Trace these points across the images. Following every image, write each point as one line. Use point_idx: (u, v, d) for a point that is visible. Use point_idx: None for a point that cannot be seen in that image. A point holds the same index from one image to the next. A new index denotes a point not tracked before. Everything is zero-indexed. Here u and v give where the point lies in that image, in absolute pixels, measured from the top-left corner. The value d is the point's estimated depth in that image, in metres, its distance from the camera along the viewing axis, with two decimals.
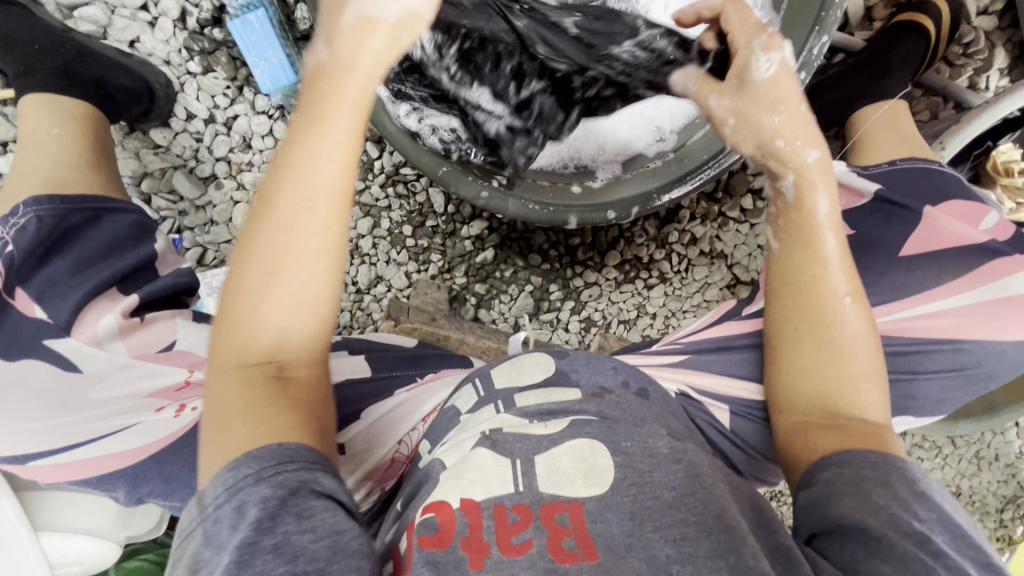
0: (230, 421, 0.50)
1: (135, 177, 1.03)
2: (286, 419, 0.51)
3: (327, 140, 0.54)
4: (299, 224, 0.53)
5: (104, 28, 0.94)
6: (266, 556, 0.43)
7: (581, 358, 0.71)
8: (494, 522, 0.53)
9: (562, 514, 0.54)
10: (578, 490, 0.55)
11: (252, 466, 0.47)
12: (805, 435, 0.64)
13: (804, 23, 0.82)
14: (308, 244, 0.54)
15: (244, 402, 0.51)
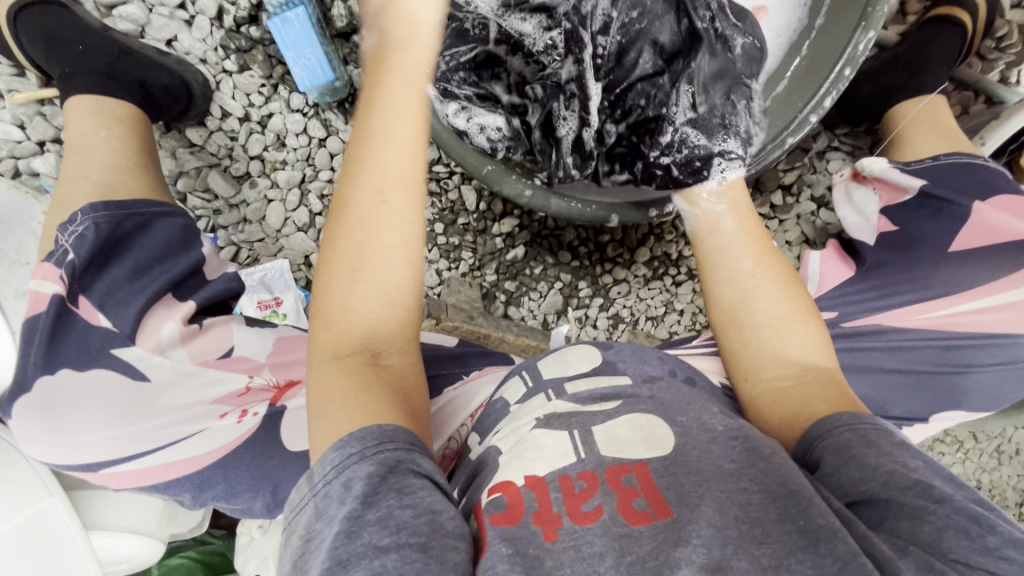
0: (332, 404, 0.55)
1: (172, 176, 1.03)
2: (383, 404, 0.55)
3: (394, 120, 0.65)
4: (374, 216, 0.62)
5: (142, 27, 0.94)
6: (371, 525, 0.46)
7: (625, 350, 0.75)
8: (562, 494, 0.55)
9: (627, 475, 0.56)
10: (639, 454, 0.57)
11: (358, 444, 0.51)
12: (772, 396, 0.66)
13: (852, 18, 0.82)
14: (386, 234, 0.62)
15: (343, 386, 0.56)
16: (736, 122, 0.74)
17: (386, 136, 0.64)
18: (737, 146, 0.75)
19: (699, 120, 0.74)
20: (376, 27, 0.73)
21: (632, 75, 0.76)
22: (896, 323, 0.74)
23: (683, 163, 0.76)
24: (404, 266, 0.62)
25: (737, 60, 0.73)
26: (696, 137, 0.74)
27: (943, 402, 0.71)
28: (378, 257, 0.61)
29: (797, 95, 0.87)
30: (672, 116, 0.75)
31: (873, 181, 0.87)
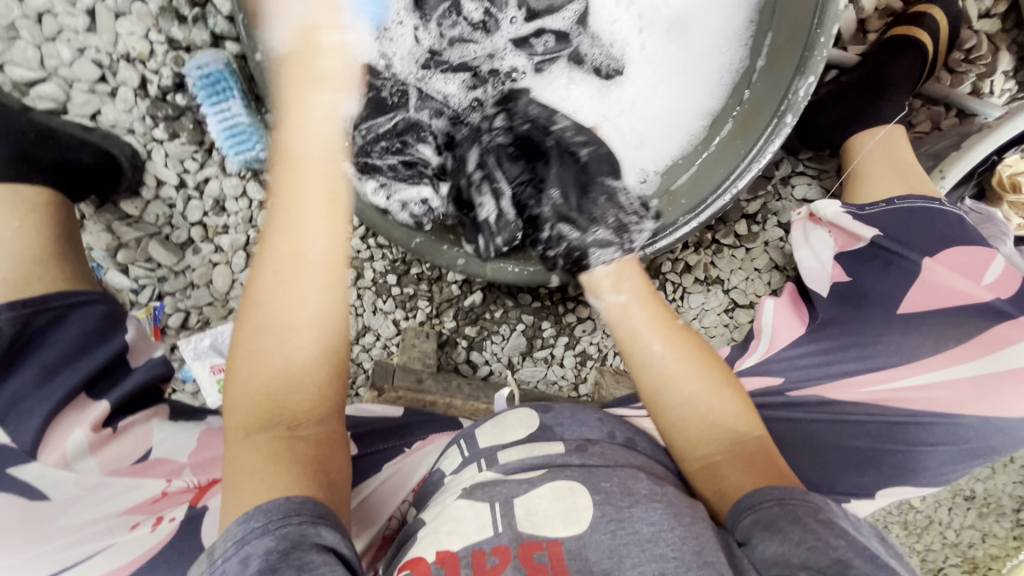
0: (240, 474, 0.54)
1: (110, 249, 1.01)
2: (288, 480, 0.53)
3: (305, 208, 0.62)
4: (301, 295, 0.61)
5: (63, 104, 0.91)
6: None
7: (566, 413, 0.73)
8: (473, 568, 0.56)
9: (541, 552, 0.57)
10: (557, 530, 0.58)
11: (262, 518, 0.49)
12: (708, 475, 0.65)
13: (789, 62, 0.77)
14: (307, 297, 0.61)
15: (248, 465, 0.55)
16: (604, 214, 0.75)
17: (299, 236, 0.61)
18: (611, 235, 0.74)
19: (568, 219, 0.74)
20: None
21: (517, 174, 0.78)
22: (839, 396, 0.71)
23: (566, 256, 0.74)
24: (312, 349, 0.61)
25: (586, 164, 0.78)
26: (570, 232, 0.74)
27: (890, 477, 0.68)
28: (274, 317, 0.61)
29: (741, 140, 0.83)
30: (545, 214, 0.75)
31: (828, 223, 0.83)
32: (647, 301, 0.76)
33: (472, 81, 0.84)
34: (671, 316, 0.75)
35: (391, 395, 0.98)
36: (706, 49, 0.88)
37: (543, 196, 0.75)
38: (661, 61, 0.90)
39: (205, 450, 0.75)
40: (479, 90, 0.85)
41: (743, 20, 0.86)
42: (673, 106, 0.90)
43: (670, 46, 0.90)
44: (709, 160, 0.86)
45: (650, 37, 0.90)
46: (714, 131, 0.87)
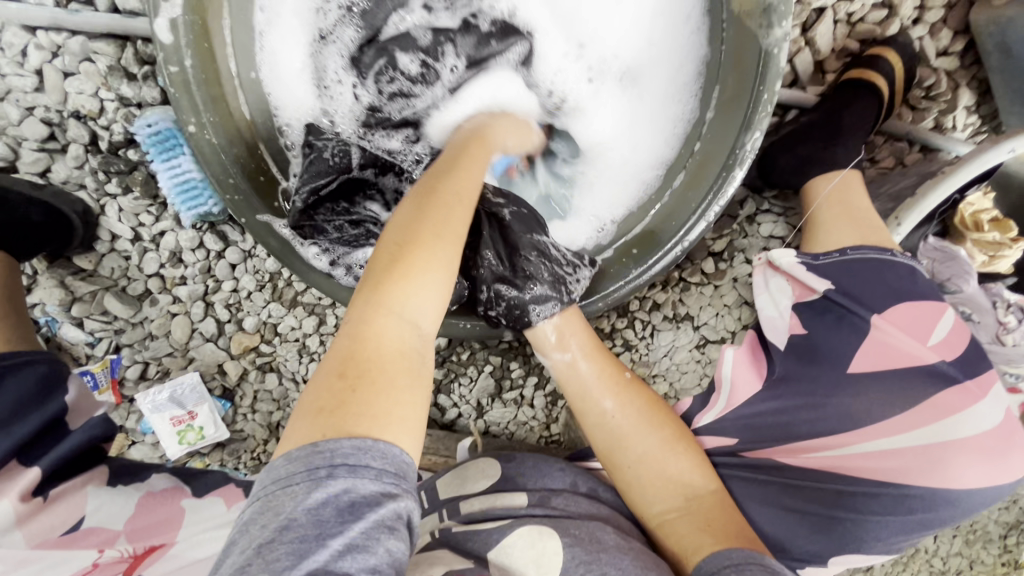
0: (319, 414, 0.50)
1: (64, 303, 0.99)
2: (397, 420, 0.52)
3: (471, 181, 0.68)
4: (438, 236, 0.60)
5: (13, 162, 0.91)
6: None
7: (527, 462, 0.87)
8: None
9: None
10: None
11: (356, 458, 0.48)
12: (668, 529, 0.69)
13: (735, 118, 0.77)
14: (437, 259, 0.59)
15: (343, 398, 0.51)
16: (538, 272, 0.75)
17: (469, 183, 0.67)
18: (548, 289, 0.76)
19: (502, 279, 0.75)
20: (220, 178, 0.72)
21: None
22: (786, 459, 0.73)
23: (505, 314, 0.76)
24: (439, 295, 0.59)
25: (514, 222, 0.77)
26: (507, 292, 0.75)
27: (844, 547, 0.66)
28: (435, 270, 0.59)
29: (692, 192, 0.83)
30: (483, 275, 0.75)
31: (784, 272, 0.82)
32: (594, 354, 0.79)
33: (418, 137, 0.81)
34: (620, 370, 0.80)
35: None
36: (660, 96, 0.88)
37: (480, 259, 0.75)
38: (611, 109, 0.90)
39: (145, 516, 0.75)
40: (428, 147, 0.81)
41: (692, 71, 0.85)
42: (622, 158, 0.91)
43: (621, 95, 0.90)
44: (656, 216, 0.88)
45: (603, 86, 0.89)
46: (668, 180, 0.88)
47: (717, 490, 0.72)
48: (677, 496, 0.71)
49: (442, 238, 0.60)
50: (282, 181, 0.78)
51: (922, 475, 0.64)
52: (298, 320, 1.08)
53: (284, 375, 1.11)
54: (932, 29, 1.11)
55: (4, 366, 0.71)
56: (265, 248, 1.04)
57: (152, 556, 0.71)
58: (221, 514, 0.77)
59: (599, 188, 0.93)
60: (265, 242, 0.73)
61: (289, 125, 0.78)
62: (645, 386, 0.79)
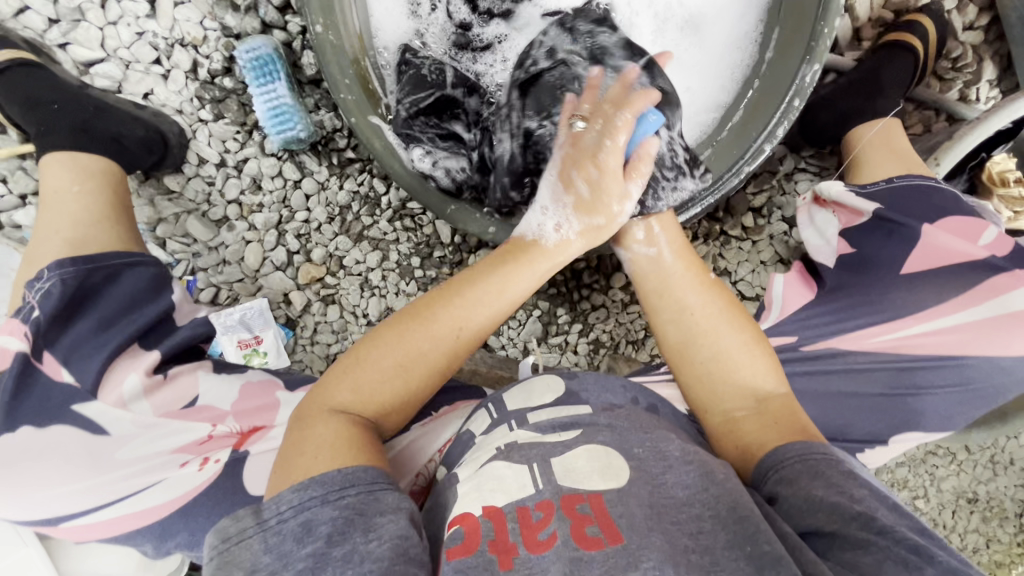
0: (337, 447, 0.57)
1: (150, 222, 1.06)
2: (371, 453, 0.58)
3: (525, 275, 0.69)
4: (462, 318, 0.66)
5: (119, 82, 0.99)
6: (336, 561, 0.49)
7: (590, 379, 0.76)
8: (518, 524, 0.56)
9: (582, 504, 0.57)
10: (595, 483, 0.59)
11: (319, 488, 0.53)
12: (731, 425, 0.68)
13: (795, 52, 0.85)
14: (447, 342, 0.66)
15: (352, 440, 0.58)
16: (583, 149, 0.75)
17: (516, 285, 0.69)
18: None
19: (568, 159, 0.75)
20: (336, 80, 0.76)
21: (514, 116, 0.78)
22: (848, 346, 0.77)
23: None
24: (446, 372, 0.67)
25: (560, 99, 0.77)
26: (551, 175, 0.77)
27: (900, 423, 0.75)
28: (448, 344, 0.66)
29: (752, 125, 0.90)
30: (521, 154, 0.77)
31: (830, 205, 0.88)
32: (677, 248, 0.79)
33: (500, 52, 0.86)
34: (703, 270, 0.78)
35: None
36: (712, 49, 0.96)
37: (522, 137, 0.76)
38: (674, 50, 0.96)
39: (247, 400, 0.71)
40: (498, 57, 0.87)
41: (753, 19, 0.94)
42: (681, 98, 0.97)
43: (682, 40, 0.97)
44: (714, 153, 0.93)
45: (662, 35, 0.96)
46: (725, 120, 0.94)
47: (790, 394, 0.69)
48: (749, 399, 0.69)
49: (508, 288, 0.69)
50: (383, 96, 0.82)
51: (971, 347, 0.74)
52: (363, 254, 1.13)
53: (345, 308, 1.14)
54: (960, 4, 1.21)
55: (119, 262, 0.71)
56: (337, 181, 1.10)
57: (255, 437, 0.67)
58: None
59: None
60: (370, 142, 0.78)
61: (386, 48, 0.86)
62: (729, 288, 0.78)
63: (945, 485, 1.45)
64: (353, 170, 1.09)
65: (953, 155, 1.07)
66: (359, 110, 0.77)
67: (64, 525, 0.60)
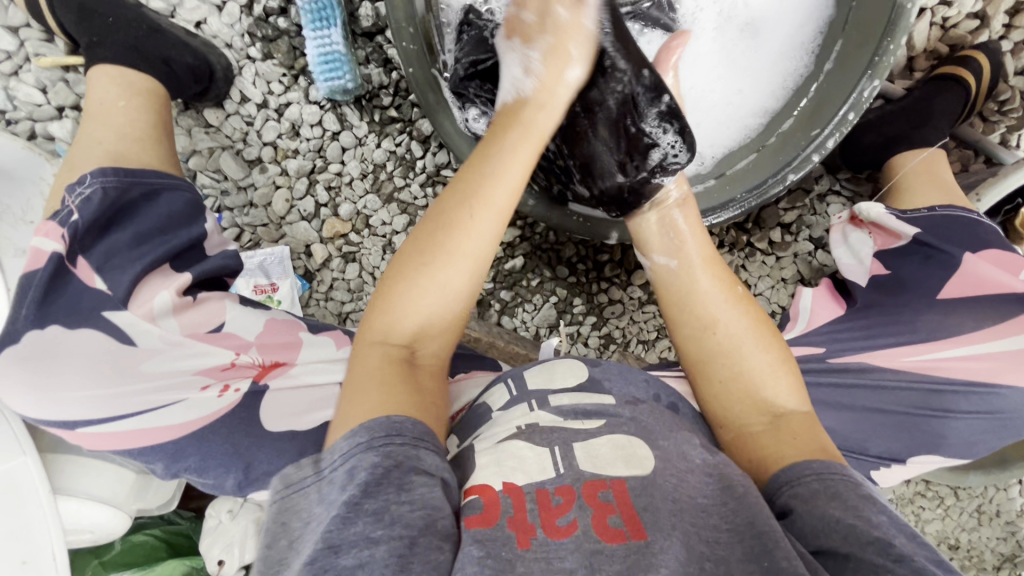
0: (369, 387, 0.59)
1: (184, 153, 1.05)
2: (415, 399, 0.60)
3: (498, 189, 0.67)
4: (462, 236, 0.66)
5: (174, 7, 0.98)
6: (368, 517, 0.50)
7: (612, 368, 0.76)
8: (537, 505, 0.56)
9: (604, 490, 0.57)
10: (618, 471, 0.59)
11: (366, 435, 0.54)
12: (745, 441, 0.67)
13: (856, 66, 0.84)
14: (444, 283, 0.65)
15: (387, 376, 0.61)
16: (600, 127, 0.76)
17: (484, 212, 0.66)
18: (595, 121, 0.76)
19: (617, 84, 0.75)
20: (400, 27, 0.75)
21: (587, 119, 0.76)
22: (883, 364, 0.77)
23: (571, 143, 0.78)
24: (467, 305, 0.69)
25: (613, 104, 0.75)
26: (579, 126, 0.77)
27: (921, 446, 0.75)
28: (437, 293, 0.65)
29: (803, 133, 0.90)
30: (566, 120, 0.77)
31: (869, 225, 0.87)
32: (703, 255, 0.79)
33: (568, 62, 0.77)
34: (733, 283, 0.77)
35: None
36: (775, 51, 0.94)
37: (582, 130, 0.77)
38: (736, 46, 0.94)
39: (272, 335, 0.70)
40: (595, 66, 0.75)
41: (811, 31, 0.92)
42: (731, 100, 0.96)
43: (739, 43, 0.94)
44: (756, 159, 0.94)
45: (722, 33, 0.94)
46: (775, 125, 0.94)
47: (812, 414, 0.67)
48: (764, 416, 0.68)
49: (473, 224, 0.66)
50: (440, 52, 0.82)
51: (993, 376, 0.74)
52: (390, 216, 1.12)
53: (363, 267, 1.14)
54: (1017, 47, 1.18)
55: (152, 182, 0.69)
56: (375, 139, 1.09)
57: (276, 371, 0.67)
58: (334, 355, 0.71)
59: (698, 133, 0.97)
60: (424, 96, 0.78)
61: (450, 6, 0.84)
62: (760, 307, 0.76)
63: (929, 528, 1.44)
64: (392, 130, 1.09)
65: (995, 191, 1.06)
66: (418, 61, 0.77)
67: (81, 431, 0.58)
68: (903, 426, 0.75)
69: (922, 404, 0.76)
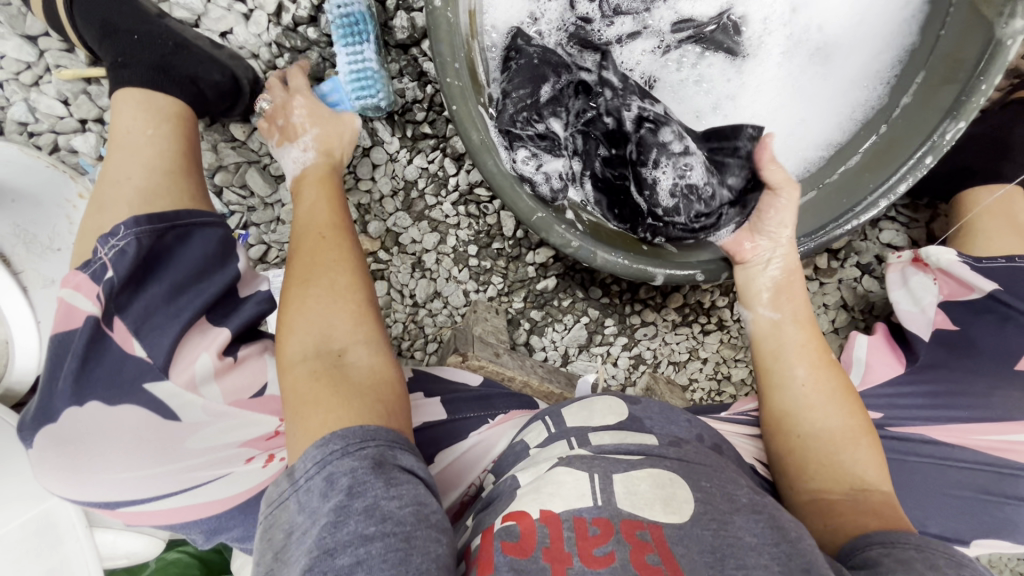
0: (309, 410, 0.56)
1: (210, 169, 1.01)
2: (353, 406, 0.56)
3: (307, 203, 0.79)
4: (314, 236, 0.73)
5: (198, 16, 0.92)
6: (358, 515, 0.47)
7: (654, 407, 0.73)
8: (574, 534, 0.54)
9: (643, 531, 0.54)
10: (656, 514, 0.56)
11: (340, 441, 0.52)
12: (818, 505, 0.64)
13: (940, 105, 0.76)
14: (330, 269, 0.69)
15: (312, 393, 0.57)
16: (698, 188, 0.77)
17: (302, 213, 0.78)
18: (680, 175, 0.77)
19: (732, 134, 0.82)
20: (444, 61, 0.69)
21: (672, 171, 0.77)
22: (944, 439, 0.73)
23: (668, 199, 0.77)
24: (349, 275, 0.69)
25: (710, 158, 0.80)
26: (669, 178, 0.77)
27: (988, 530, 0.70)
28: (330, 270, 0.69)
29: (870, 175, 0.82)
30: (646, 169, 0.77)
31: (933, 271, 0.84)
32: (801, 318, 0.78)
33: (643, 118, 0.78)
34: (826, 350, 0.75)
35: (474, 363, 0.97)
36: (846, 80, 0.86)
37: (673, 184, 0.77)
38: (801, 74, 0.87)
39: None
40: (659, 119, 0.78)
41: (890, 59, 0.83)
42: (792, 131, 0.88)
43: (808, 69, 0.87)
44: (811, 202, 0.86)
45: (790, 59, 0.86)
46: (837, 162, 0.86)
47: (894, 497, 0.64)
48: (845, 488, 0.65)
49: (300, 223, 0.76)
50: (486, 86, 0.76)
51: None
52: (421, 234, 1.11)
53: (392, 285, 1.14)
54: None
55: (185, 223, 0.65)
56: (407, 154, 1.06)
57: None
58: None
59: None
60: (467, 133, 0.72)
61: (496, 28, 0.79)
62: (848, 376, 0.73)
63: None
64: (425, 146, 1.06)
65: None
66: (463, 97, 0.71)
67: (121, 510, 0.57)
68: (973, 513, 0.70)
69: (991, 488, 0.71)
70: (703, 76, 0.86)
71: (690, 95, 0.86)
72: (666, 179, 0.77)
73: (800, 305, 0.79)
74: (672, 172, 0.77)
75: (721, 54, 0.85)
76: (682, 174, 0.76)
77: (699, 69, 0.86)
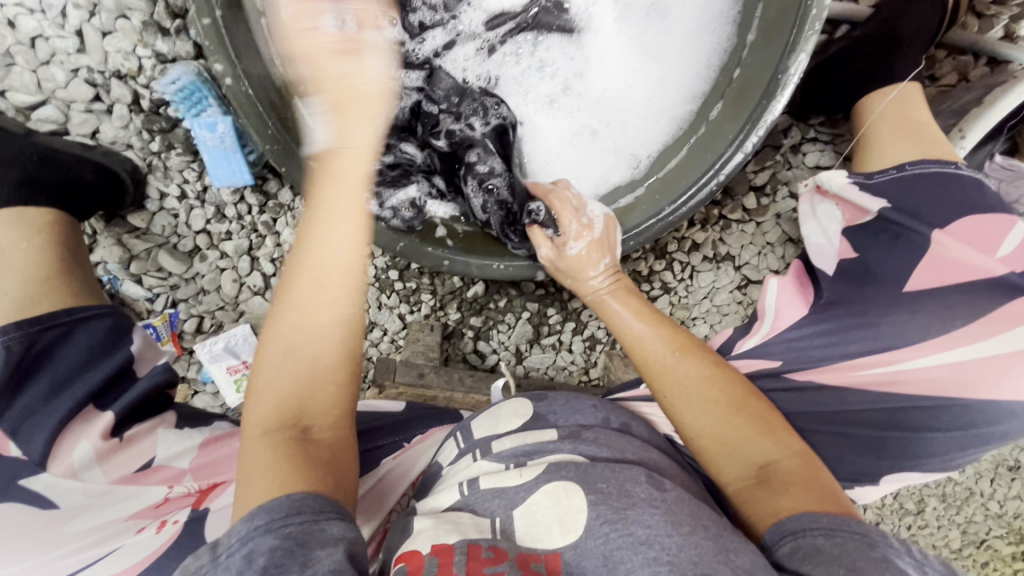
0: (267, 476, 0.51)
1: (122, 262, 1.03)
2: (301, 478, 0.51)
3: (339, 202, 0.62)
4: (319, 276, 0.60)
5: (64, 125, 0.97)
6: None
7: (559, 400, 0.73)
8: (467, 557, 0.52)
9: (537, 563, 0.53)
10: (554, 540, 0.54)
11: (264, 517, 0.47)
12: (744, 500, 0.60)
13: (779, 38, 0.70)
14: (318, 327, 0.60)
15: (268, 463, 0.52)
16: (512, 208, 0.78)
17: (327, 223, 0.61)
18: (487, 195, 0.79)
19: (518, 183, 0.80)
20: (256, 131, 0.71)
21: (485, 194, 0.79)
22: (831, 381, 0.71)
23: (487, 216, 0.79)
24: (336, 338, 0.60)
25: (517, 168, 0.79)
26: (480, 196, 0.79)
27: (898, 464, 0.67)
28: (316, 327, 0.60)
29: (728, 124, 0.76)
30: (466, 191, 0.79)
31: (833, 196, 0.82)
32: (644, 318, 0.74)
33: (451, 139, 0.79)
34: (678, 339, 0.72)
35: (394, 389, 1.03)
36: (690, 28, 0.82)
37: (486, 199, 0.79)
38: (641, 37, 0.84)
39: (206, 456, 0.71)
40: (465, 135, 0.79)
41: None
42: (653, 91, 0.85)
43: (648, 27, 0.83)
44: (682, 164, 0.81)
45: (626, 22, 0.83)
46: (704, 112, 0.81)
47: (796, 457, 0.61)
48: (750, 470, 0.61)
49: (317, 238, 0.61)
50: None
51: (987, 382, 0.63)
52: None
53: None
54: None
55: (71, 319, 0.72)
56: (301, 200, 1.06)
57: (214, 492, 0.66)
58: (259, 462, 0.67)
59: (558, 167, 0.87)
60: (304, 188, 0.75)
61: None
62: (709, 351, 0.71)
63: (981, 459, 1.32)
64: None
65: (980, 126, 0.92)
66: (287, 158, 0.73)
67: None
68: (877, 448, 0.67)
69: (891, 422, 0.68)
70: (545, 61, 0.84)
71: (536, 83, 0.85)
72: (482, 199, 0.79)
73: (638, 311, 0.75)
74: (480, 194, 0.79)
75: (554, 34, 0.83)
76: (494, 193, 0.78)
77: (539, 54, 0.84)
